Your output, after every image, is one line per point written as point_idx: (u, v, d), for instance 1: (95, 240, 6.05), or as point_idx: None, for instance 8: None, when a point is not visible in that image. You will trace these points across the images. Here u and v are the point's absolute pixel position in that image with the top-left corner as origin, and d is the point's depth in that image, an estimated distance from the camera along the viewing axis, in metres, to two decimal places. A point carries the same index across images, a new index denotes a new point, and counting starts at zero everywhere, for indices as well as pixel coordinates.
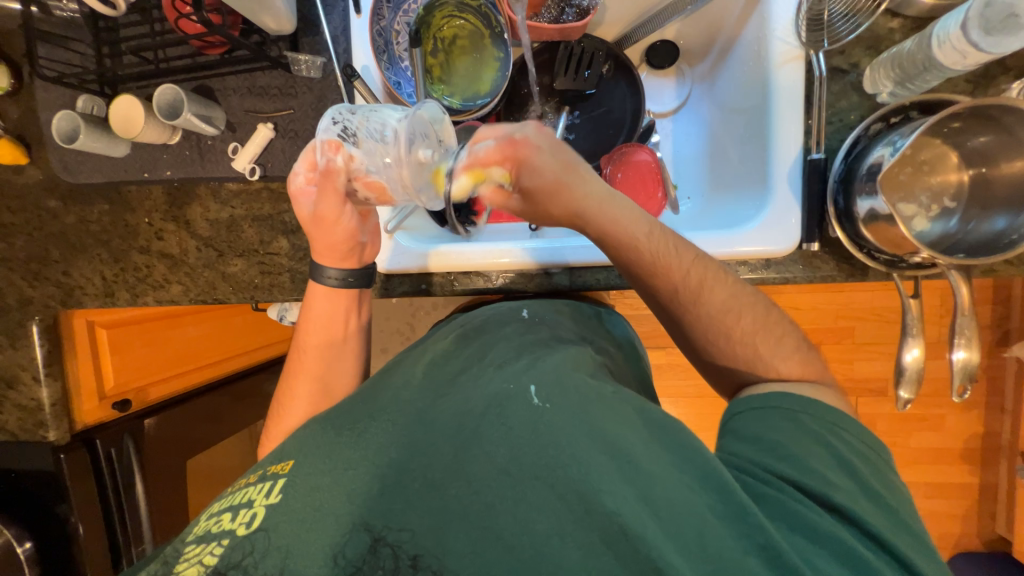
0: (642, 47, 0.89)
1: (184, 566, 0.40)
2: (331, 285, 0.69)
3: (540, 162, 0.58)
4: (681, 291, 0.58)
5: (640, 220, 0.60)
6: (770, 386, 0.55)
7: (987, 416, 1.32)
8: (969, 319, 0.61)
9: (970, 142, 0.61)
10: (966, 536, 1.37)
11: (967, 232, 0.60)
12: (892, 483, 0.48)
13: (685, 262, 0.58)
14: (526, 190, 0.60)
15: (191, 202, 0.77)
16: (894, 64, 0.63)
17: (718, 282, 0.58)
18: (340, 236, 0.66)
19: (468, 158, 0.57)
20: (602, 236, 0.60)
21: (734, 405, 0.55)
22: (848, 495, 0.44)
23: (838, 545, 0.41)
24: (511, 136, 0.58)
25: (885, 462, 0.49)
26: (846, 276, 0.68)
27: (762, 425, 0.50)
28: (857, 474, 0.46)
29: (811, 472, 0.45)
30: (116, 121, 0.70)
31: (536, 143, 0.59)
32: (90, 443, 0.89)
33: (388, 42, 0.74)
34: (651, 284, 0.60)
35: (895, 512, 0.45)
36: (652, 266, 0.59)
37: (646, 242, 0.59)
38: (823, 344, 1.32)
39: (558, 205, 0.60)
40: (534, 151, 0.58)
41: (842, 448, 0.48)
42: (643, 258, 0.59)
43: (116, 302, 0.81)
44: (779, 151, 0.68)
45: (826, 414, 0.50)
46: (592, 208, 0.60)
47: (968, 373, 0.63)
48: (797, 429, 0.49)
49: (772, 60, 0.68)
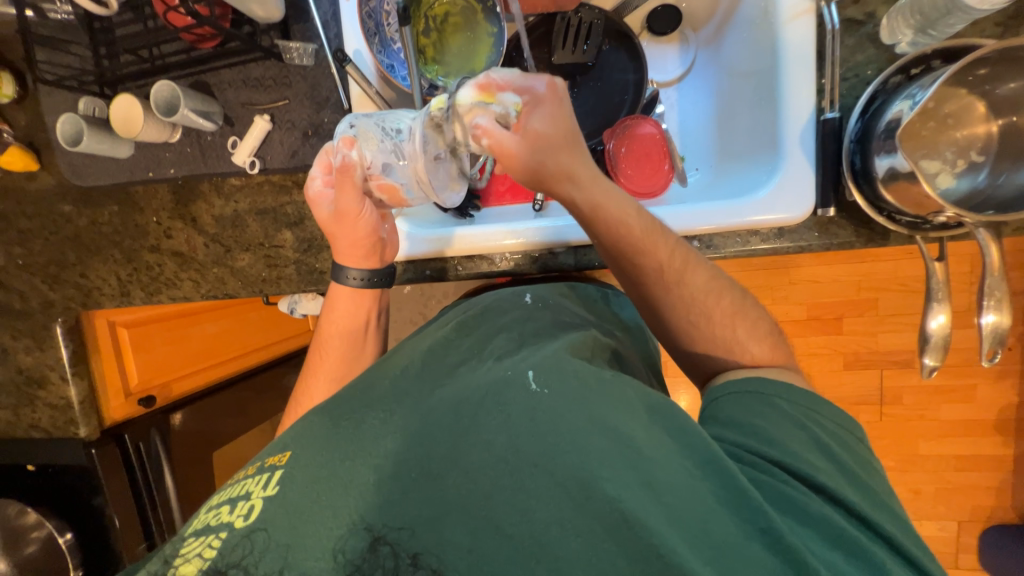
0: (644, 13, 0.84)
1: (183, 563, 0.41)
2: (355, 285, 0.69)
3: (556, 107, 0.58)
4: (664, 269, 0.57)
5: (631, 199, 0.59)
6: (743, 372, 0.54)
7: (1022, 385, 1.26)
8: (999, 280, 0.57)
9: (998, 89, 0.57)
10: (1001, 509, 1.33)
11: (998, 187, 0.57)
12: (867, 461, 0.47)
13: (670, 243, 0.57)
14: (531, 130, 0.56)
15: (196, 200, 0.78)
16: (913, 10, 0.59)
17: (700, 265, 0.58)
18: (363, 230, 0.65)
19: (486, 78, 0.55)
20: (593, 203, 0.57)
21: (714, 392, 0.54)
22: (831, 476, 0.43)
23: (829, 527, 0.40)
24: (537, 76, 0.57)
25: (859, 440, 0.49)
26: (864, 242, 0.65)
27: (741, 411, 0.49)
28: (838, 458, 0.45)
29: (797, 455, 0.44)
30: (118, 122, 0.71)
31: (559, 97, 0.58)
32: (119, 438, 0.93)
33: (379, 23, 0.71)
34: (636, 262, 0.57)
35: (874, 492, 0.44)
36: (639, 240, 0.56)
37: (636, 216, 0.57)
38: (844, 318, 1.28)
39: (559, 155, 0.57)
40: (553, 100, 0.58)
41: (822, 433, 0.47)
42: (631, 232, 0.57)
43: (131, 301, 0.83)
44: (790, 113, 0.65)
45: (802, 400, 0.50)
46: (587, 174, 0.57)
47: (998, 337, 0.60)
48: (778, 415, 0.48)
49: (781, 14, 0.64)
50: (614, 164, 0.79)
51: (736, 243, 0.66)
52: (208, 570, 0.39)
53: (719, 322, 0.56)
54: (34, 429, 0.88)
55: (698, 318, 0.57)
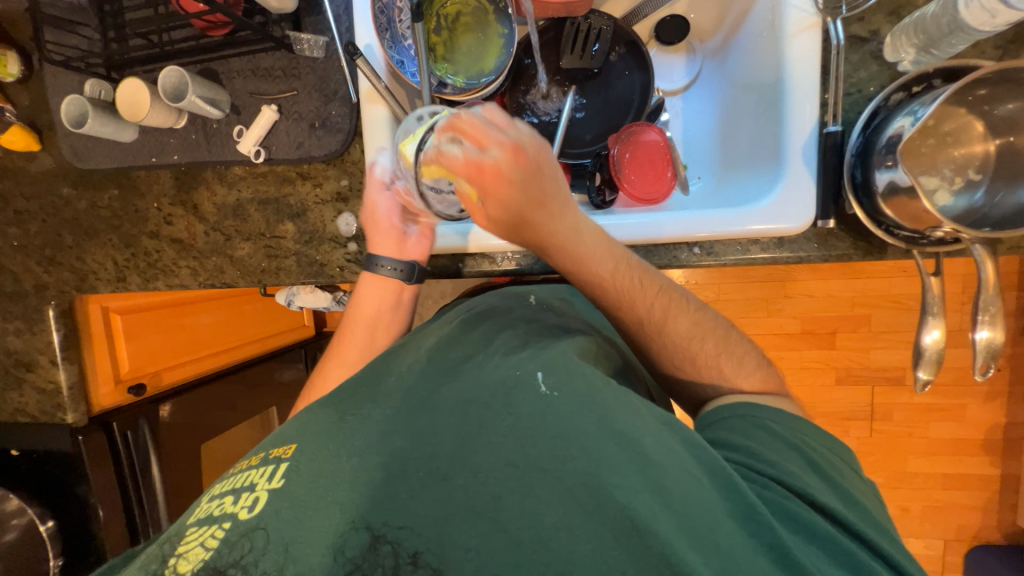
0: (652, 22, 0.86)
1: (188, 548, 0.41)
2: (384, 273, 0.69)
3: (513, 191, 0.48)
4: (655, 305, 0.56)
5: (609, 255, 0.54)
6: (734, 398, 0.54)
7: (1009, 407, 1.28)
8: (994, 296, 0.58)
9: (997, 110, 0.58)
10: (986, 528, 1.34)
11: (994, 206, 0.58)
12: (857, 485, 0.48)
13: (649, 296, 0.56)
14: (493, 219, 0.51)
15: (199, 186, 0.78)
16: (917, 29, 0.60)
17: (682, 307, 0.57)
18: (381, 219, 0.68)
19: (435, 152, 0.49)
20: (569, 272, 0.55)
21: (708, 416, 0.54)
22: (828, 496, 0.44)
23: (834, 543, 0.41)
24: (480, 158, 0.47)
25: (851, 467, 0.49)
26: (862, 255, 0.66)
27: (736, 436, 0.49)
28: (832, 479, 0.46)
29: (795, 476, 0.45)
30: (124, 105, 0.70)
31: (510, 175, 0.48)
32: (106, 425, 0.92)
33: (391, 19, 0.71)
34: (615, 315, 0.58)
35: (872, 516, 0.45)
36: (614, 300, 0.56)
37: (611, 280, 0.54)
38: (838, 333, 1.29)
39: (528, 240, 0.53)
40: (507, 181, 0.48)
41: (815, 454, 0.48)
42: (605, 292, 0.56)
43: (127, 287, 0.82)
44: (794, 126, 0.65)
45: (793, 423, 0.50)
46: (561, 246, 0.52)
47: (992, 353, 0.60)
48: (771, 436, 0.48)
49: (787, 28, 0.65)
50: (617, 170, 0.79)
51: (736, 251, 0.67)
52: (208, 562, 0.39)
53: (719, 333, 0.57)
54: (20, 412, 0.87)
55: (701, 323, 0.57)
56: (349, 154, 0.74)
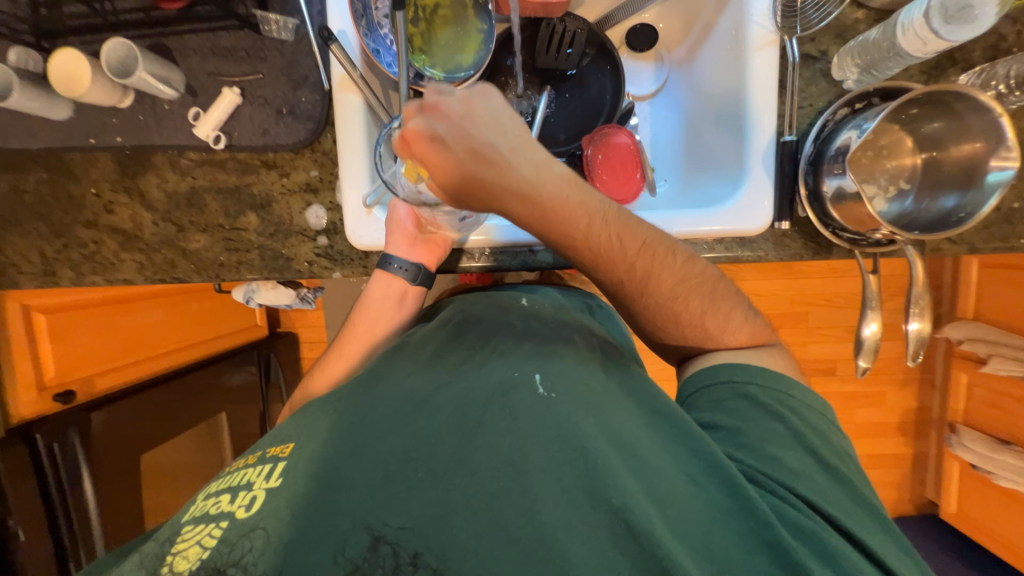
0: (624, 29, 0.89)
1: (184, 548, 0.38)
2: (398, 273, 0.69)
3: (443, 150, 0.44)
4: (637, 264, 0.51)
5: (579, 212, 0.46)
6: (719, 356, 0.57)
7: (921, 392, 1.45)
8: (923, 292, 0.66)
9: (923, 127, 0.66)
10: (902, 501, 1.51)
11: (921, 211, 0.65)
12: (841, 450, 0.49)
13: (630, 253, 0.50)
14: (442, 187, 0.47)
15: (146, 172, 0.71)
16: (861, 51, 0.68)
17: (669, 261, 0.53)
18: (395, 223, 0.68)
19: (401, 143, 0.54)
20: (540, 236, 0.49)
21: (696, 379, 0.56)
22: (812, 479, 0.45)
23: (818, 538, 0.41)
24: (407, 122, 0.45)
25: (832, 423, 0.52)
26: (812, 254, 0.72)
27: (719, 409, 0.52)
28: (819, 454, 0.47)
29: (777, 460, 0.46)
30: (56, 78, 0.62)
31: (437, 135, 0.44)
32: (29, 438, 0.82)
33: (367, 6, 0.68)
34: (599, 274, 0.52)
35: (855, 487, 0.47)
36: (592, 260, 0.50)
37: (583, 239, 0.48)
38: (781, 328, 1.40)
39: (484, 203, 0.47)
40: (434, 143, 0.44)
41: (798, 422, 0.49)
42: (582, 252, 0.49)
43: (58, 282, 0.73)
44: (755, 134, 0.71)
45: (778, 386, 0.52)
46: (520, 208, 0.46)
47: (921, 341, 0.68)
48: (753, 407, 0.51)
49: (750, 43, 0.70)
50: (589, 170, 0.81)
51: (701, 249, 0.71)
52: (206, 561, 0.36)
53: None
54: None
55: None
56: (319, 143, 0.71)
